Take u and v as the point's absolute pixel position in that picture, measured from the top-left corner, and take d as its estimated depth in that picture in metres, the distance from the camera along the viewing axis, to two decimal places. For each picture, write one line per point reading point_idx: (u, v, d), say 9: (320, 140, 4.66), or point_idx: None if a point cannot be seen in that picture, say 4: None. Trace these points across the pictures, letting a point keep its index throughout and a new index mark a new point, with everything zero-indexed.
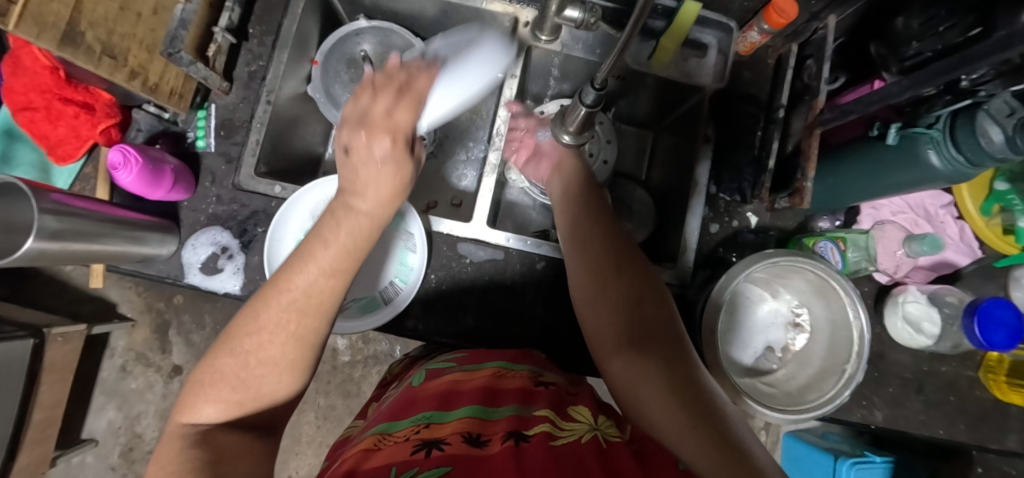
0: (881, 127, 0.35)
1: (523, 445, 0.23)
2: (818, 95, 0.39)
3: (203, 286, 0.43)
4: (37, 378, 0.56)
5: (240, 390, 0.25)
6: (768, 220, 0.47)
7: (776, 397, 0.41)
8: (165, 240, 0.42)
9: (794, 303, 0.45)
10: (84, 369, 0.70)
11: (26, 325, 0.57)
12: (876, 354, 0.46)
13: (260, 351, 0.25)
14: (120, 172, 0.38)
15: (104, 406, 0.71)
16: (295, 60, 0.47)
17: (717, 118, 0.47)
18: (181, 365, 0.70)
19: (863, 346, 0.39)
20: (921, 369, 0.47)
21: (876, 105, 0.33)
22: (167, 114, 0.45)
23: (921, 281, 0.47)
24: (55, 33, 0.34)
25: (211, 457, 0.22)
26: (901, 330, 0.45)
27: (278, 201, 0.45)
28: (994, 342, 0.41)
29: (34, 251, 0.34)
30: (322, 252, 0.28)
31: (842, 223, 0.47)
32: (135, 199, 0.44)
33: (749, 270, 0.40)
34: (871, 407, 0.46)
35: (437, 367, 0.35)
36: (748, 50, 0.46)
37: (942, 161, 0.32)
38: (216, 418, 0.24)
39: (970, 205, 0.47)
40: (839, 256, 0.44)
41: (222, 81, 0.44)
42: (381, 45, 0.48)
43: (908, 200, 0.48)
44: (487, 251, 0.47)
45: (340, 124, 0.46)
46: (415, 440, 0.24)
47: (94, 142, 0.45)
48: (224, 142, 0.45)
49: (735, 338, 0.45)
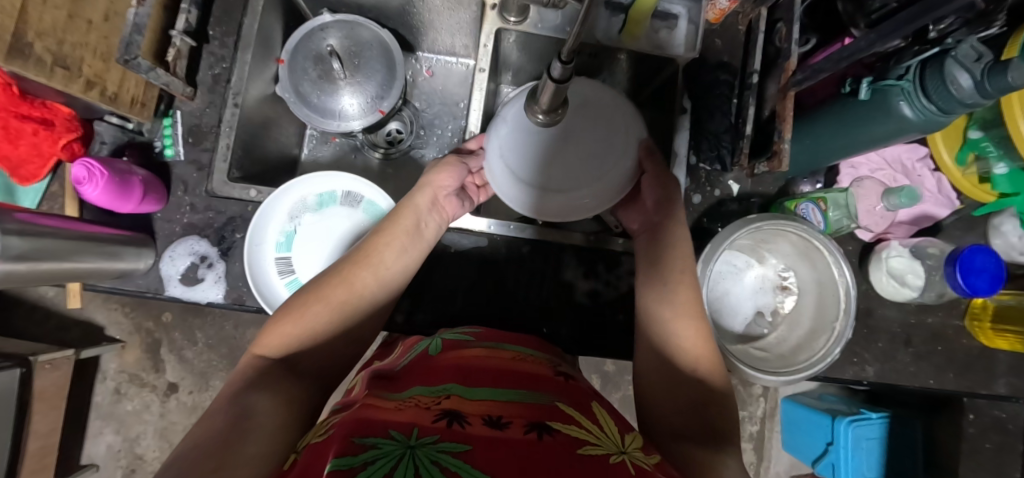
0: (853, 83, 0.36)
1: (545, 439, 0.21)
2: (789, 57, 0.39)
3: (185, 298, 0.42)
4: (27, 408, 0.55)
5: (298, 329, 0.31)
6: (750, 187, 0.47)
7: (768, 361, 0.42)
8: (141, 254, 0.41)
9: (781, 267, 0.46)
10: (77, 394, 0.69)
11: (10, 355, 0.55)
12: (864, 311, 0.47)
13: (325, 312, 0.32)
14: (85, 187, 0.37)
15: (101, 430, 0.70)
16: (259, 60, 0.46)
17: (692, 88, 0.46)
18: (176, 382, 0.69)
19: (849, 301, 0.39)
20: (908, 322, 0.47)
21: (847, 60, 0.33)
22: (130, 125, 0.44)
23: (904, 235, 0.48)
24: (1, 45, 0.33)
25: (258, 383, 0.26)
26: (887, 285, 0.46)
27: (255, 205, 0.44)
28: (976, 288, 0.41)
29: (0, 273, 0.33)
30: (384, 251, 0.36)
31: (824, 185, 0.48)
32: (107, 215, 0.43)
33: (734, 237, 0.40)
34: (862, 363, 0.46)
35: (453, 337, 0.34)
36: (718, 17, 0.46)
37: (914, 112, 0.33)
38: (276, 353, 0.30)
39: (945, 156, 0.47)
40: (820, 216, 0.44)
41: (185, 86, 0.43)
42: (348, 38, 0.47)
43: (885, 156, 0.48)
44: (470, 238, 0.46)
45: (311, 122, 0.45)
46: (436, 409, 0.22)
47: (58, 159, 0.44)
48: (193, 149, 0.44)
49: (724, 307, 0.45)
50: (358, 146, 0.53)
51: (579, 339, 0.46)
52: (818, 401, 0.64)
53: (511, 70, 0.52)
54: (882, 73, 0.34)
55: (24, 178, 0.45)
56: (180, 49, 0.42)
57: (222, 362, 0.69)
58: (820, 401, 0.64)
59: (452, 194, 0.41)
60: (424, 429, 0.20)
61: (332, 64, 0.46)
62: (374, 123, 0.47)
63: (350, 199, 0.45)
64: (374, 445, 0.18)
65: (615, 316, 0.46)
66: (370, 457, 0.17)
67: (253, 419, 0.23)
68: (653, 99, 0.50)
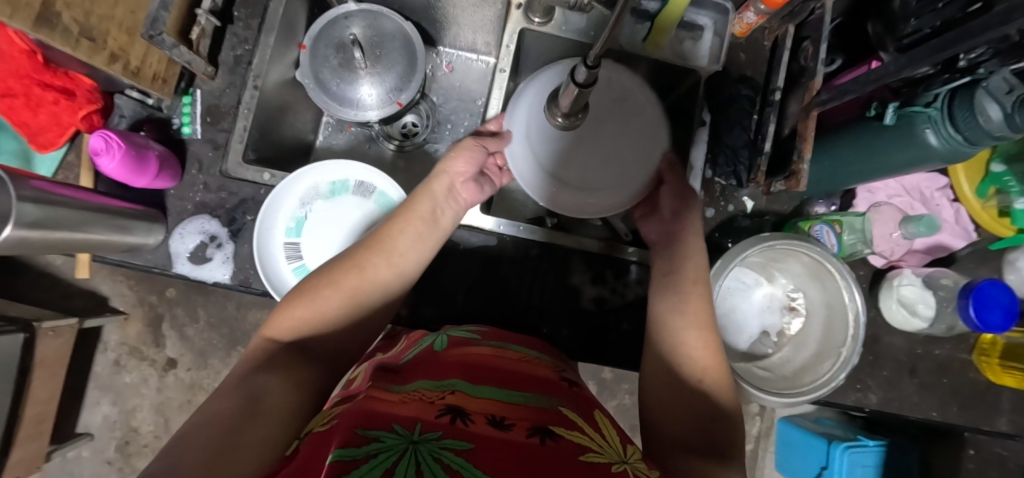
0: (879, 107, 0.35)
1: (549, 444, 0.21)
2: (814, 76, 0.39)
3: (192, 276, 0.42)
4: (29, 373, 0.56)
5: (307, 312, 0.31)
6: (764, 204, 0.46)
7: (772, 381, 0.41)
8: (151, 229, 0.41)
9: (790, 288, 0.45)
10: (78, 363, 0.70)
11: (15, 319, 0.56)
12: (870, 337, 0.46)
13: (335, 298, 0.32)
14: (102, 158, 0.37)
15: (98, 400, 0.70)
16: (282, 44, 0.46)
17: (712, 100, 0.46)
18: (175, 358, 0.70)
19: (858, 328, 0.39)
20: (914, 352, 0.47)
21: (874, 83, 0.32)
22: (150, 101, 0.44)
23: (917, 264, 0.47)
24: (30, 13, 0.32)
25: (264, 367, 0.26)
26: (896, 313, 0.45)
27: (267, 188, 0.44)
28: (989, 323, 0.41)
29: (13, 239, 0.33)
30: (397, 239, 0.36)
31: (839, 207, 0.47)
32: (120, 188, 0.44)
33: (746, 254, 0.40)
34: (865, 390, 0.46)
35: (461, 335, 0.34)
36: (744, 31, 0.46)
37: (939, 140, 0.32)
38: (283, 336, 0.30)
39: (965, 187, 0.46)
40: (834, 239, 0.44)
41: (207, 65, 0.43)
42: (371, 28, 0.47)
43: (904, 183, 0.48)
44: (479, 237, 0.46)
45: (329, 110, 0.45)
46: (440, 404, 0.22)
47: (76, 129, 0.45)
48: (210, 129, 0.44)
49: (730, 323, 0.44)
50: (373, 137, 0.53)
51: (581, 345, 0.45)
52: (813, 423, 0.63)
53: (531, 71, 0.52)
54: (908, 98, 0.33)
55: (41, 147, 0.45)
56: (204, 28, 0.42)
57: (222, 341, 0.69)
58: (815, 423, 0.63)
59: (471, 181, 0.40)
60: (428, 424, 0.20)
61: (353, 52, 0.46)
62: (391, 114, 0.47)
63: (364, 189, 0.45)
64: (376, 438, 0.18)
65: (618, 325, 0.46)
66: (373, 450, 0.17)
67: (259, 403, 0.23)
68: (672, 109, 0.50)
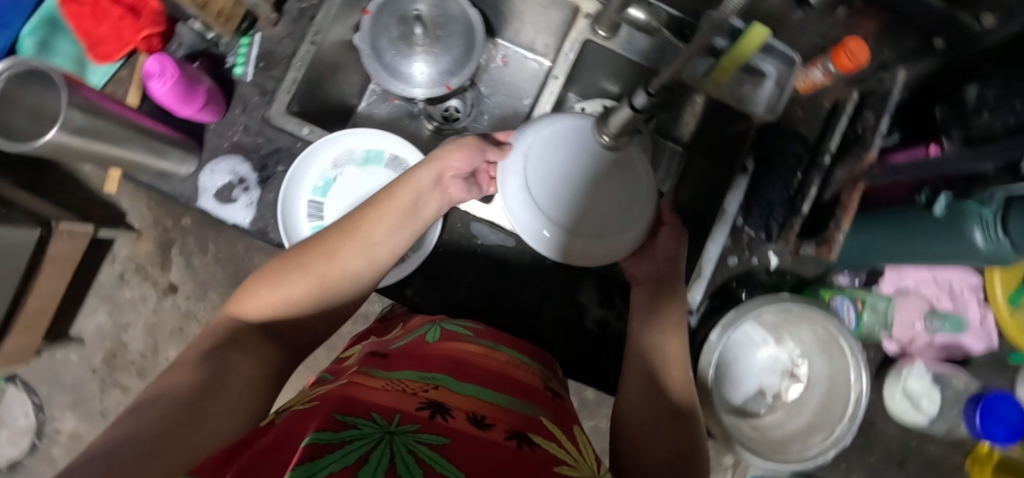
0: (930, 194, 0.34)
1: (525, 449, 0.21)
2: (872, 147, 0.37)
3: (214, 213, 0.43)
4: (37, 269, 0.57)
5: (274, 295, 0.32)
6: (789, 263, 0.45)
7: (760, 442, 0.41)
8: (185, 159, 0.42)
9: (797, 353, 0.44)
10: (84, 269, 0.71)
11: (36, 214, 0.57)
12: (866, 421, 0.45)
13: (303, 282, 0.32)
14: (154, 81, 0.38)
15: (96, 308, 0.72)
16: (348, 5, 0.46)
17: (760, 149, 0.46)
18: (177, 285, 0.71)
19: (858, 408, 0.39)
20: (908, 446, 0.46)
21: (929, 170, 0.31)
22: (210, 35, 0.45)
23: (930, 358, 0.46)
24: None
25: (224, 345, 0.28)
26: (899, 403, 0.44)
27: (303, 143, 0.44)
28: (991, 434, 0.41)
29: (54, 143, 0.33)
30: (372, 223, 0.35)
31: (862, 282, 0.46)
32: (164, 113, 0.45)
33: (761, 311, 0.39)
34: (849, 472, 0.45)
35: (454, 329, 0.34)
36: (808, 87, 0.44)
37: (986, 243, 0.31)
38: (251, 315, 0.31)
39: (999, 296, 0.44)
40: (853, 315, 0.44)
41: (271, 11, 0.43)
42: (436, 7, 0.47)
43: (935, 272, 0.45)
44: (499, 235, 0.46)
45: (379, 79, 0.45)
46: (422, 397, 0.22)
47: (135, 48, 0.46)
48: (260, 73, 0.45)
49: (729, 377, 0.44)
50: (414, 113, 0.53)
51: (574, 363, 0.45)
52: None
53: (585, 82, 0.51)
54: (962, 193, 0.32)
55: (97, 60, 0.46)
56: None
57: (224, 279, 0.70)
58: None
59: (460, 178, 0.39)
60: (406, 417, 0.19)
61: (415, 27, 0.46)
62: (438, 96, 0.47)
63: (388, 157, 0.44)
64: (354, 425, 0.18)
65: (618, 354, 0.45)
66: (349, 436, 0.17)
67: (221, 375, 0.25)
68: (717, 150, 0.50)
